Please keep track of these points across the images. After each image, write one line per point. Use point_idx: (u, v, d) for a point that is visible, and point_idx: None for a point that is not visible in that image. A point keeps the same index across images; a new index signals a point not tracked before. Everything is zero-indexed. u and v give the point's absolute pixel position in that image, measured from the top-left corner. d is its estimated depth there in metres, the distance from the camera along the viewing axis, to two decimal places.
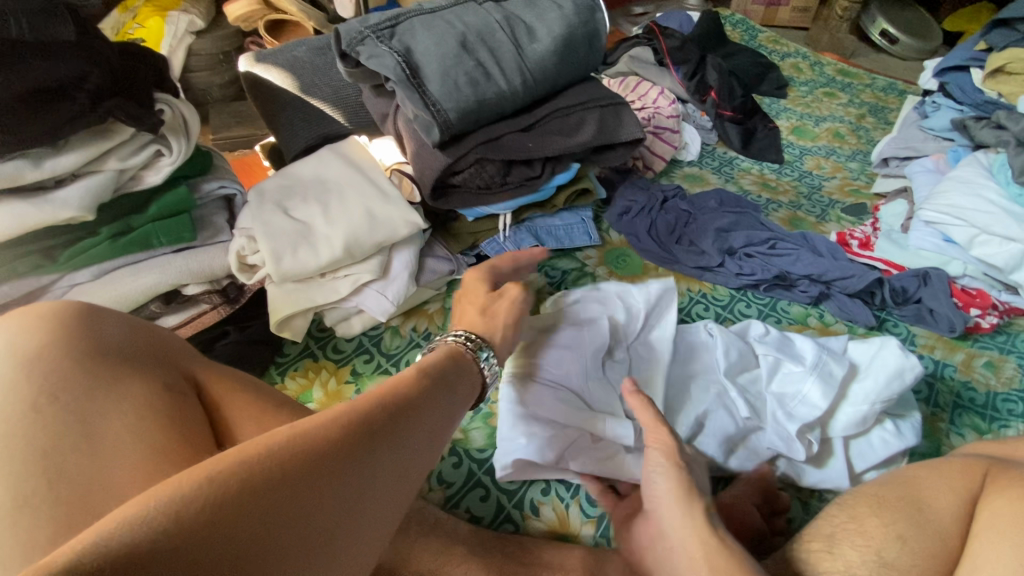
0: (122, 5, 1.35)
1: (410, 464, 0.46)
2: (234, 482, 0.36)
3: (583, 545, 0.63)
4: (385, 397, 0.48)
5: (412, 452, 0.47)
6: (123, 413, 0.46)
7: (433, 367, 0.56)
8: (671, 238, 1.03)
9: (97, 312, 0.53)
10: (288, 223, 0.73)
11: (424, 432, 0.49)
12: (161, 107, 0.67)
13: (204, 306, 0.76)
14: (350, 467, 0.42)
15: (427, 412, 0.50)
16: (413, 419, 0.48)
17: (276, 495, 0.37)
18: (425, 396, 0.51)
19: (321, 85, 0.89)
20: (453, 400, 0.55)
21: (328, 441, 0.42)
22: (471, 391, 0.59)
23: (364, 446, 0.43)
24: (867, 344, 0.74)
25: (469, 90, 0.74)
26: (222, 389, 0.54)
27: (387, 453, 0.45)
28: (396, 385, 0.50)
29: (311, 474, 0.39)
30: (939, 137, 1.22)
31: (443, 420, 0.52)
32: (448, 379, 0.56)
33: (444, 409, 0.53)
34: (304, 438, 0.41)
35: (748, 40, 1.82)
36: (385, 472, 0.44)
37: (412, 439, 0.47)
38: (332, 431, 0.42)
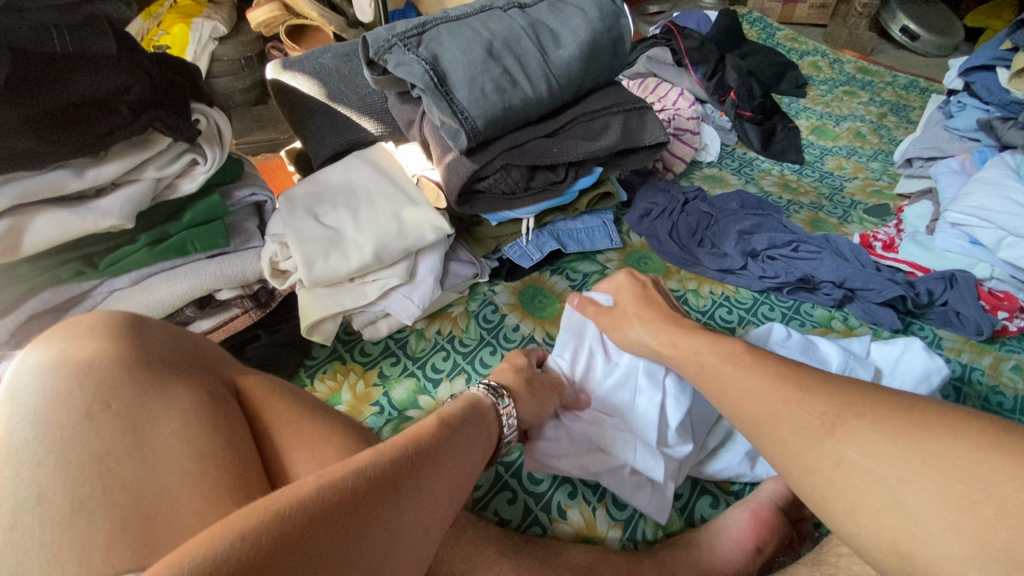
0: (145, 12, 1.33)
1: (431, 516, 0.47)
2: (273, 529, 0.36)
3: (610, 548, 0.64)
4: (411, 444, 0.49)
5: (434, 504, 0.48)
6: (172, 419, 0.47)
7: (453, 414, 0.57)
8: (692, 240, 1.03)
9: (142, 322, 0.55)
10: (318, 229, 0.74)
11: (447, 482, 0.50)
12: (197, 117, 0.68)
13: (235, 311, 0.79)
14: (378, 519, 0.42)
15: (449, 461, 0.51)
16: (437, 469, 0.49)
17: (309, 546, 0.37)
18: (447, 444, 0.52)
19: (347, 91, 0.90)
20: (473, 446, 0.56)
21: (358, 491, 0.42)
22: (489, 436, 0.60)
23: (390, 498, 0.44)
24: (890, 345, 0.74)
25: (496, 97, 0.74)
26: (262, 394, 0.55)
27: (411, 504, 0.45)
28: (421, 432, 0.51)
29: (343, 526, 0.40)
30: (965, 138, 1.19)
31: (463, 469, 0.53)
32: (469, 426, 0.57)
33: (464, 457, 0.53)
34: (337, 485, 0.41)
35: (767, 38, 1.81)
36: (407, 526, 0.45)
37: (434, 491, 0.48)
38: (363, 481, 0.43)
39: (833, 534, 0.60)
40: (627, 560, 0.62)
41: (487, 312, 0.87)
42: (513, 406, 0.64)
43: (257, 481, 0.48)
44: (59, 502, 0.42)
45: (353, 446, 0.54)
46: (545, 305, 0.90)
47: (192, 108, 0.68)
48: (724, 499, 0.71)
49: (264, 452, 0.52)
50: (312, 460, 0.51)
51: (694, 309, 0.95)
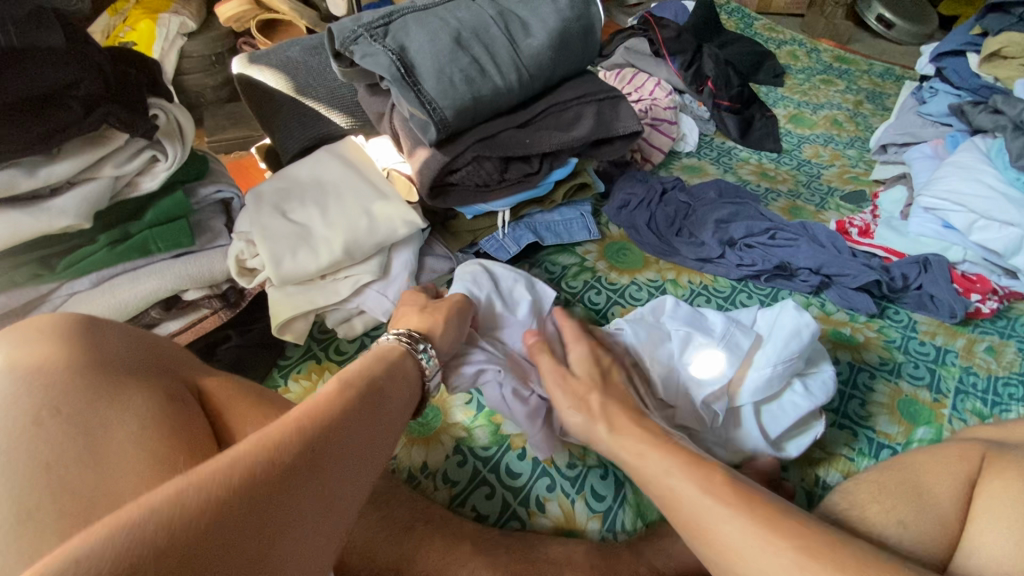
0: (110, 9, 1.32)
1: (345, 481, 0.44)
2: (145, 540, 0.32)
3: (590, 541, 0.64)
4: (304, 420, 0.44)
5: (347, 468, 0.45)
6: (127, 422, 0.46)
7: (358, 376, 0.53)
8: (670, 230, 1.03)
9: (97, 323, 0.53)
10: (286, 226, 0.73)
11: (360, 445, 0.47)
12: (156, 113, 0.66)
13: (204, 311, 0.78)
14: (282, 493, 0.39)
15: (360, 423, 0.48)
16: (345, 433, 0.46)
17: (200, 549, 0.34)
18: (349, 410, 0.48)
19: (316, 85, 0.88)
20: (385, 410, 0.52)
21: (237, 487, 0.37)
22: (405, 394, 0.56)
23: (294, 468, 0.41)
24: (768, 311, 0.74)
25: (465, 87, 0.73)
26: (225, 396, 0.54)
27: (307, 491, 0.41)
28: (326, 398, 0.48)
29: (220, 531, 0.35)
30: (937, 123, 1.21)
31: (372, 435, 0.49)
32: (382, 384, 0.54)
33: (378, 417, 0.51)
34: (225, 478, 0.37)
35: (745, 28, 1.81)
36: (305, 511, 0.40)
37: (337, 467, 0.44)
38: (259, 460, 0.39)
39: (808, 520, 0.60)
40: (605, 551, 0.62)
41: None
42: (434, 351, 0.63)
43: None
44: (7, 511, 0.41)
45: None
46: None
47: (149, 102, 0.66)
48: None
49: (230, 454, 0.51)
50: None
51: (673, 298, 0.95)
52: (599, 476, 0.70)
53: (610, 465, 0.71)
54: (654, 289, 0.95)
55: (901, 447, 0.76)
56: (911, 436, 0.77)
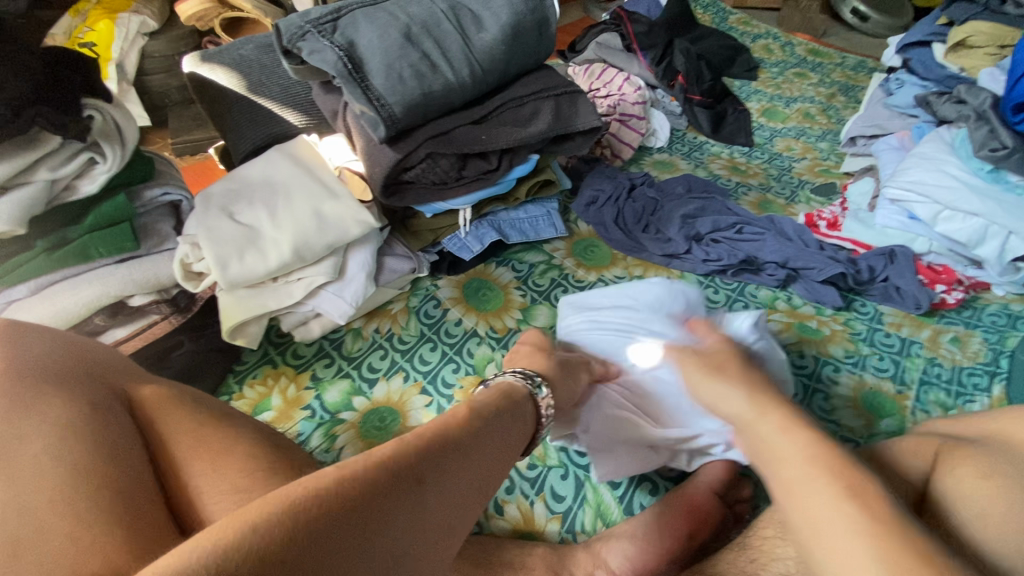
0: (72, 9, 1.29)
1: (459, 504, 0.45)
2: (301, 516, 0.34)
3: (547, 543, 0.63)
4: (444, 433, 0.47)
5: (462, 492, 0.45)
6: (44, 434, 0.45)
7: (486, 403, 0.55)
8: (637, 226, 1.02)
9: (21, 330, 0.52)
10: (234, 228, 0.71)
11: (475, 472, 0.47)
12: (90, 113, 0.64)
13: (154, 317, 0.74)
14: (408, 506, 0.40)
15: (477, 450, 0.49)
16: (465, 455, 0.47)
17: (345, 539, 0.35)
18: (477, 434, 0.50)
19: (269, 83, 0.87)
20: (506, 437, 0.54)
21: (383, 490, 0.39)
22: (523, 431, 0.58)
23: (420, 486, 0.41)
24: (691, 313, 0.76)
25: (414, 83, 0.71)
26: (157, 405, 0.52)
27: (436, 495, 0.42)
28: (452, 418, 0.49)
29: (362, 529, 0.36)
30: (904, 114, 1.20)
31: (488, 470, 0.49)
32: (500, 416, 0.55)
33: (493, 447, 0.51)
34: (366, 476, 0.39)
35: (719, 22, 1.81)
36: (429, 526, 0.41)
37: (454, 493, 0.44)
38: (397, 463, 0.41)
39: (762, 517, 0.59)
40: (560, 552, 0.61)
41: (427, 308, 0.85)
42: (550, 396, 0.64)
43: (146, 495, 0.45)
44: None
45: (260, 454, 0.52)
46: (489, 298, 0.88)
47: (83, 103, 0.63)
48: (664, 486, 0.70)
49: (157, 463, 0.50)
50: (211, 469, 0.49)
51: None
52: (560, 477, 0.69)
53: (571, 465, 0.71)
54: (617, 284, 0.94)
55: (864, 440, 0.76)
56: (875, 429, 0.77)
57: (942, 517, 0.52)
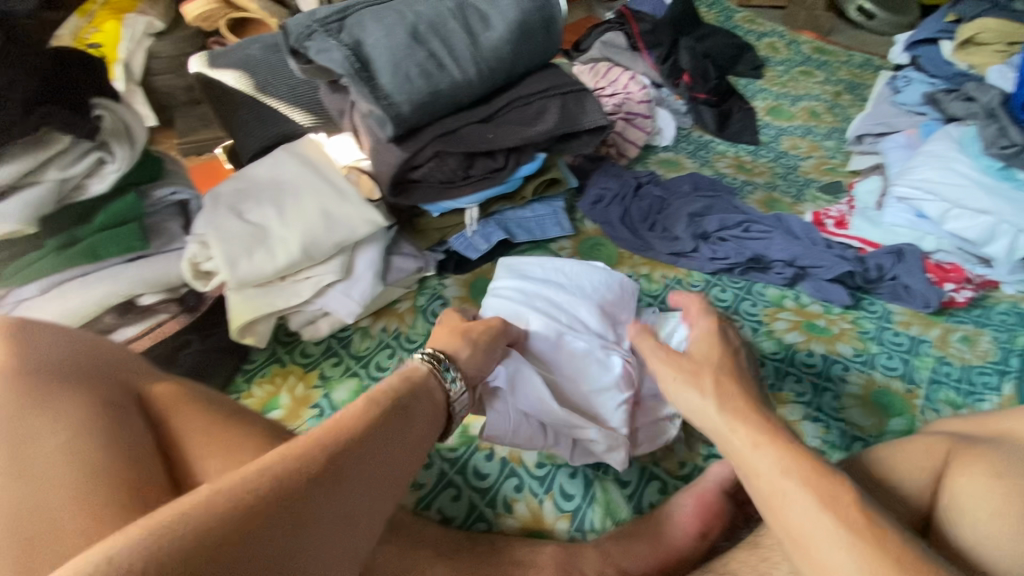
0: (80, 10, 1.32)
1: (359, 509, 0.42)
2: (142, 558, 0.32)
3: (557, 541, 0.63)
4: (322, 446, 0.42)
5: (363, 496, 0.43)
6: (59, 432, 0.45)
7: (385, 396, 0.51)
8: (644, 225, 1.02)
9: (36, 327, 0.52)
10: (243, 227, 0.71)
11: (377, 471, 0.44)
12: (100, 113, 0.64)
13: (163, 316, 0.75)
14: (287, 522, 0.38)
15: (379, 449, 0.45)
16: (360, 461, 0.43)
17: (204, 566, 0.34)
18: (369, 435, 0.45)
19: (276, 83, 0.86)
20: (412, 431, 0.50)
21: (248, 511, 0.37)
22: (432, 418, 0.53)
23: (299, 497, 0.39)
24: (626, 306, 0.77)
25: (422, 82, 0.71)
26: (170, 403, 0.53)
27: (332, 509, 0.40)
28: (344, 420, 0.46)
29: (227, 552, 0.35)
30: (912, 112, 1.20)
31: (393, 466, 0.46)
32: (404, 407, 0.51)
33: (400, 439, 0.48)
34: (227, 500, 0.37)
35: (724, 21, 1.80)
36: (323, 537, 0.39)
37: (352, 497, 0.42)
38: (265, 484, 0.38)
39: None
40: (570, 550, 0.61)
41: (434, 306, 0.85)
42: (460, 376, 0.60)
43: (159, 493, 0.45)
44: None
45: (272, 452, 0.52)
46: None
47: (93, 103, 0.64)
48: (673, 484, 0.69)
49: (170, 461, 0.50)
50: (223, 467, 0.49)
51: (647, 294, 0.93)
52: (568, 475, 0.69)
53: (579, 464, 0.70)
54: None
55: (874, 438, 0.75)
56: (884, 428, 0.77)
57: (958, 515, 0.51)
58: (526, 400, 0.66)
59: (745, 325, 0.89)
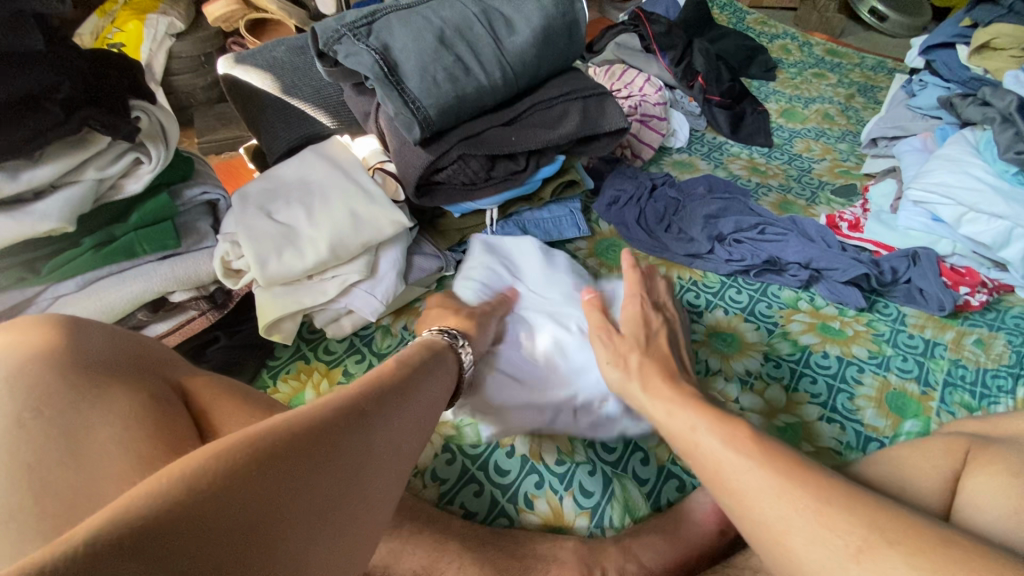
0: (99, 9, 1.29)
1: (404, 436, 0.50)
2: (262, 444, 0.39)
3: (579, 537, 0.64)
4: (371, 387, 0.50)
5: (406, 426, 0.50)
6: (109, 424, 0.46)
7: (411, 358, 0.59)
8: (660, 226, 1.03)
9: (84, 324, 0.54)
10: (272, 227, 0.73)
11: (414, 410, 0.53)
12: (138, 114, 0.65)
13: (192, 313, 0.77)
14: (359, 435, 0.45)
15: (413, 393, 0.54)
16: (399, 399, 0.51)
17: (306, 455, 0.40)
18: (404, 383, 0.54)
19: (301, 85, 0.88)
20: (436, 385, 0.58)
21: (331, 418, 0.44)
22: (449, 378, 0.62)
23: (361, 419, 0.46)
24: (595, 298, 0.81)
25: (448, 86, 0.73)
26: (209, 396, 0.54)
27: (386, 431, 0.48)
28: (382, 371, 0.54)
29: (320, 446, 0.41)
30: (928, 116, 1.21)
31: (424, 410, 0.54)
32: (427, 364, 0.59)
33: (427, 390, 0.56)
34: (314, 412, 0.44)
35: (737, 22, 1.81)
36: (380, 449, 0.46)
37: (398, 426, 0.49)
38: (339, 405, 0.46)
39: None
40: (591, 544, 0.62)
41: None
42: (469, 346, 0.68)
43: None
44: None
45: None
46: None
47: (131, 104, 0.65)
48: (691, 483, 0.70)
49: None
50: None
51: None
52: (587, 473, 0.69)
53: (598, 462, 0.70)
54: None
55: (890, 440, 0.76)
56: (899, 428, 0.78)
57: (974, 515, 0.52)
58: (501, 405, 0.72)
59: (760, 326, 0.90)
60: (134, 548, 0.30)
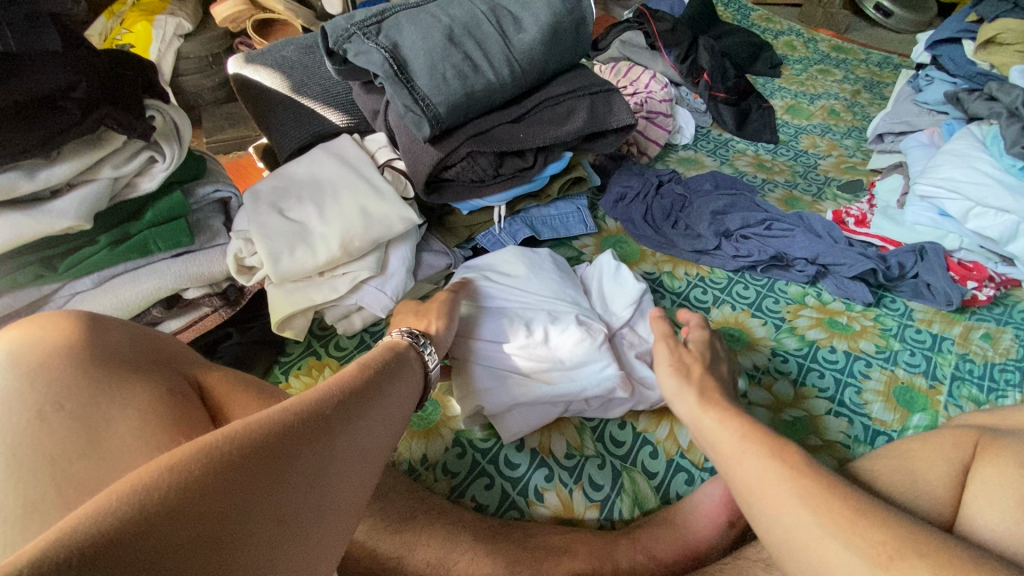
0: (108, 11, 1.32)
1: (366, 440, 0.50)
2: (217, 456, 0.38)
3: (590, 529, 0.65)
4: (330, 393, 0.50)
5: (368, 429, 0.50)
6: (128, 416, 0.47)
7: (374, 360, 0.59)
8: (666, 222, 1.03)
9: (102, 319, 0.55)
10: (284, 224, 0.74)
11: (377, 415, 0.52)
12: (152, 114, 0.66)
13: (205, 309, 0.78)
14: (318, 441, 0.44)
15: (374, 397, 0.53)
16: (361, 404, 0.51)
17: (263, 464, 0.40)
18: (366, 387, 0.53)
19: (311, 84, 0.89)
20: (399, 390, 0.58)
21: (288, 425, 0.43)
22: (415, 380, 0.62)
23: (320, 426, 0.46)
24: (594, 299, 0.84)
25: (457, 83, 0.74)
26: (225, 390, 0.55)
27: (346, 436, 0.47)
28: (343, 376, 0.53)
29: (278, 455, 0.41)
30: (934, 111, 1.20)
31: (386, 414, 0.54)
32: (391, 367, 0.59)
33: (390, 393, 0.56)
34: (270, 419, 0.43)
35: (741, 19, 1.81)
36: (340, 455, 0.46)
37: (359, 428, 0.49)
38: (295, 412, 0.45)
39: None
40: (602, 536, 0.63)
41: None
42: (434, 350, 0.67)
43: None
44: (14, 505, 0.42)
45: None
46: None
47: (145, 104, 0.66)
48: (700, 476, 0.70)
49: None
50: None
51: (669, 291, 0.95)
52: (597, 466, 0.70)
53: (607, 455, 0.72)
54: (648, 280, 0.96)
55: (897, 434, 0.76)
56: (907, 422, 0.78)
57: (984, 506, 0.52)
58: (504, 403, 0.70)
59: (767, 322, 0.91)
60: (82, 568, 0.29)
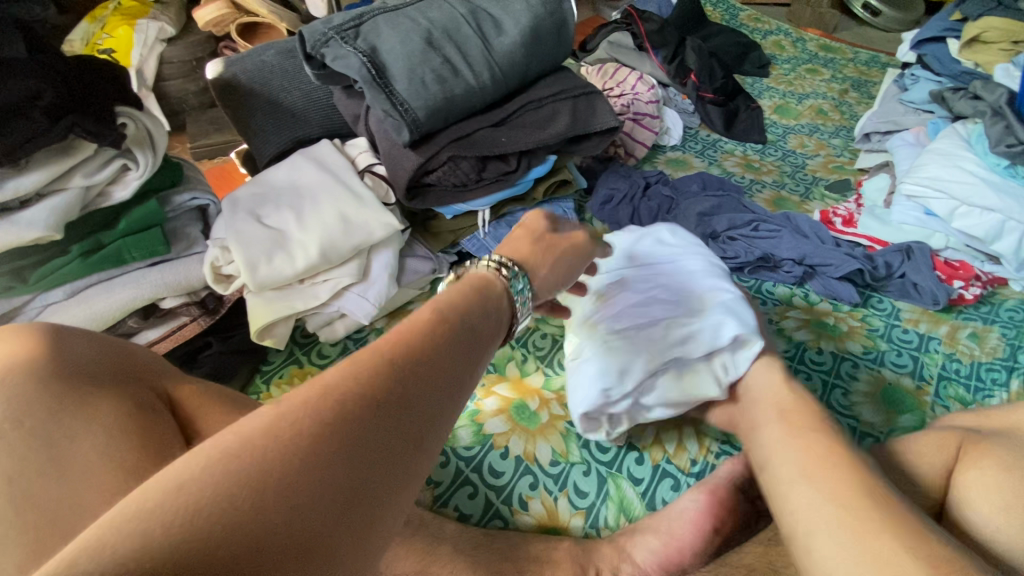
0: (90, 16, 1.31)
1: (445, 409, 0.40)
2: (259, 458, 0.31)
3: (574, 538, 0.64)
4: (398, 352, 0.39)
5: (445, 396, 0.40)
6: (91, 433, 0.46)
7: (453, 302, 0.47)
8: (653, 224, 1.03)
9: (65, 329, 0.53)
10: (262, 232, 0.72)
11: (457, 375, 0.42)
12: (124, 120, 0.65)
13: (184, 319, 0.76)
14: (388, 422, 0.35)
15: (452, 354, 0.42)
16: (437, 364, 0.41)
17: (314, 462, 0.31)
18: (443, 338, 0.42)
19: (291, 88, 0.88)
20: (482, 345, 0.47)
21: (344, 404, 0.34)
22: (498, 328, 0.50)
23: (387, 402, 0.36)
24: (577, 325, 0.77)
25: (436, 87, 0.73)
26: (197, 403, 0.54)
27: (421, 408, 0.38)
28: (415, 325, 0.42)
29: (338, 446, 0.33)
30: (920, 110, 1.20)
31: (468, 372, 0.43)
32: (471, 313, 0.47)
33: (472, 346, 0.45)
34: (322, 397, 0.34)
35: (729, 19, 1.80)
36: (415, 432, 0.37)
37: (435, 395, 0.39)
38: (355, 384, 0.36)
39: None
40: (585, 545, 0.62)
41: None
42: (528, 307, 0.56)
43: None
44: None
45: None
46: None
47: (117, 111, 0.64)
48: (685, 481, 0.70)
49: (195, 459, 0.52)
50: None
51: None
52: (582, 473, 0.70)
53: (592, 461, 0.71)
54: None
55: (884, 436, 0.76)
56: (894, 424, 0.77)
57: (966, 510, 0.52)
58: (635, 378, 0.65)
59: None
60: None
